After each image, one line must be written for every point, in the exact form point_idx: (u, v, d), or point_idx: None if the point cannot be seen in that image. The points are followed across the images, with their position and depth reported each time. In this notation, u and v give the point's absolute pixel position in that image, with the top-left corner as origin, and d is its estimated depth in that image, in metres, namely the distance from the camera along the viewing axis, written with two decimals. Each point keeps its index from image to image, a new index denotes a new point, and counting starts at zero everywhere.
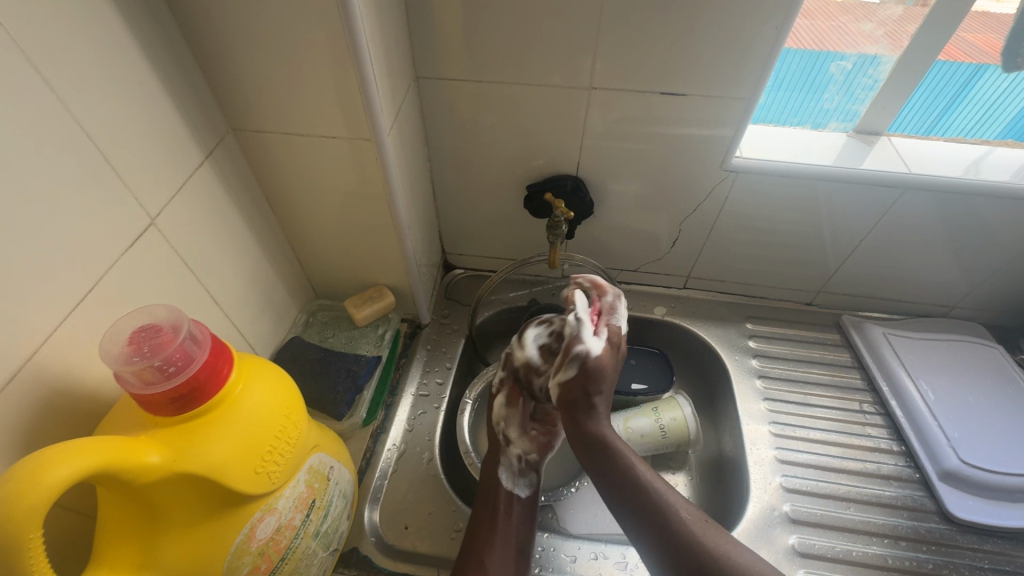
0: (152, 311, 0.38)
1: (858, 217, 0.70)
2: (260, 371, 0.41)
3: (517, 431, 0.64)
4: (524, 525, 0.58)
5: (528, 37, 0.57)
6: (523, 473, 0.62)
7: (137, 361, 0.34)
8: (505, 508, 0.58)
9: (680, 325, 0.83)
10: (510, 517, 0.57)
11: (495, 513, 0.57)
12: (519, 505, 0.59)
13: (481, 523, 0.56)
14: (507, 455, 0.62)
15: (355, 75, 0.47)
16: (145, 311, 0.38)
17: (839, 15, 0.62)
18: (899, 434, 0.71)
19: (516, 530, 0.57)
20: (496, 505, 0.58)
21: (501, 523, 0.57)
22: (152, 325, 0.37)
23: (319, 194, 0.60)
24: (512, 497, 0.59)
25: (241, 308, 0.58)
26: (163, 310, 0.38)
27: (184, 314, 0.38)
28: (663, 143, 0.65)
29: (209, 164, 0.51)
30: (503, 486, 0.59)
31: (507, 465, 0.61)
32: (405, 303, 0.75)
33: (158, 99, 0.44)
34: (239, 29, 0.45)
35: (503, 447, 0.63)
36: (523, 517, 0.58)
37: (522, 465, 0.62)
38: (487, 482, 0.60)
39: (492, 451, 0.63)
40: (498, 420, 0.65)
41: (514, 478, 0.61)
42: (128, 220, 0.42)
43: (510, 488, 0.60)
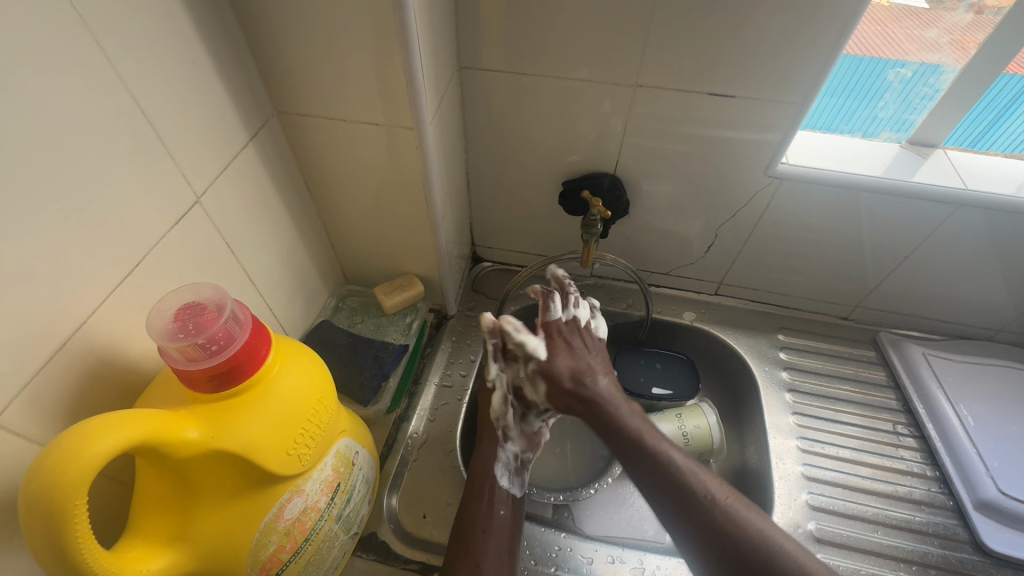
0: (195, 288, 0.38)
1: (904, 233, 0.67)
2: (295, 353, 0.42)
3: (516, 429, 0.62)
4: (513, 525, 0.57)
5: (575, 31, 0.56)
6: (516, 472, 0.61)
7: (182, 338, 0.34)
8: (499, 509, 0.57)
9: (708, 332, 0.81)
10: (500, 516, 0.56)
11: (489, 510, 0.56)
12: (510, 507, 0.58)
13: (477, 520, 0.55)
14: (503, 452, 0.61)
15: (401, 63, 0.47)
16: (188, 287, 0.38)
17: (900, 20, 0.59)
18: (934, 460, 0.68)
19: (508, 528, 0.56)
20: (492, 503, 0.57)
21: (497, 521, 0.56)
22: (196, 303, 0.37)
23: (357, 180, 0.60)
24: (505, 497, 0.58)
25: (275, 289, 0.59)
26: (207, 288, 0.38)
27: (227, 294, 0.38)
28: (706, 145, 0.63)
29: (253, 146, 0.51)
30: (499, 485, 0.58)
31: (502, 462, 0.60)
32: (433, 293, 0.75)
33: (209, 78, 0.44)
34: (290, 11, 0.45)
35: (502, 442, 0.61)
36: (511, 519, 0.57)
37: (516, 465, 0.61)
38: (479, 476, 0.59)
39: (490, 445, 0.61)
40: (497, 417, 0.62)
41: (509, 476, 0.60)
42: (175, 198, 0.43)
43: (507, 487, 0.59)
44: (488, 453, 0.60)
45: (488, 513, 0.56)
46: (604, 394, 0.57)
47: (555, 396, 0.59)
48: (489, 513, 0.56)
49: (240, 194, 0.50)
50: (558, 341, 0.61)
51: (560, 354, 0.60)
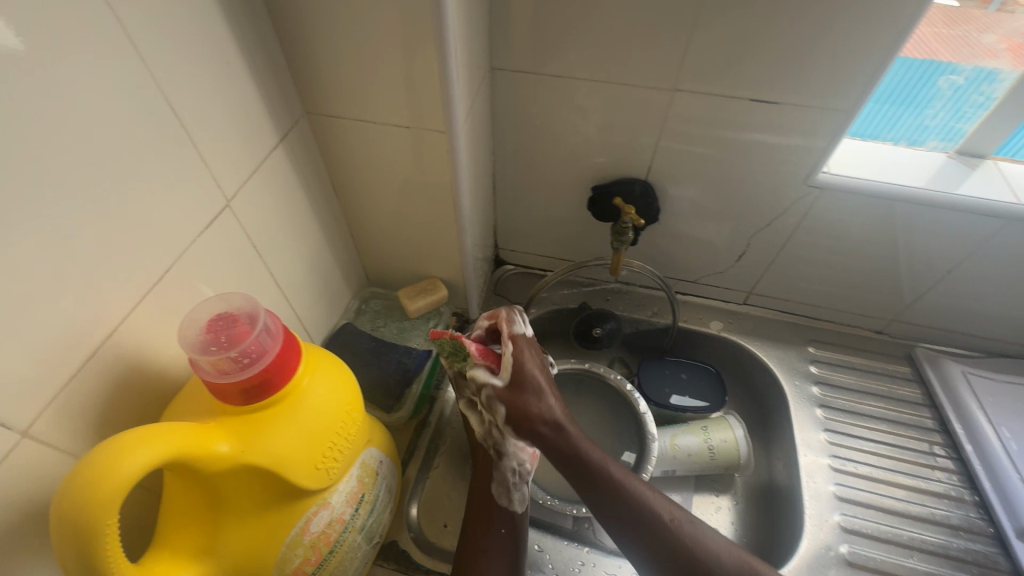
0: (228, 298, 0.37)
1: (948, 247, 0.64)
2: (324, 362, 0.41)
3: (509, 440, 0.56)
4: (513, 543, 0.55)
5: (613, 32, 0.54)
6: (516, 486, 0.56)
7: (214, 351, 0.33)
8: (498, 529, 0.55)
9: (735, 342, 0.79)
10: (499, 536, 0.54)
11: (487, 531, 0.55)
12: (511, 524, 0.55)
13: (475, 540, 0.54)
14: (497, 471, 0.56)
15: (436, 65, 0.45)
16: (217, 296, 0.37)
17: (963, 23, 0.55)
18: (973, 483, 0.65)
19: (507, 548, 0.54)
20: (489, 523, 0.55)
21: (495, 540, 0.54)
22: (228, 313, 0.36)
23: (384, 182, 0.58)
24: (505, 515, 0.55)
25: (300, 292, 0.58)
26: (239, 297, 0.37)
27: (258, 303, 0.37)
28: (744, 151, 0.61)
29: (282, 148, 0.50)
30: (499, 503, 0.56)
31: (496, 483, 0.56)
32: (456, 296, 0.74)
33: (241, 79, 0.43)
34: (324, 11, 0.44)
35: (496, 461, 0.55)
36: (512, 536, 0.55)
37: (516, 479, 0.55)
38: (476, 496, 0.57)
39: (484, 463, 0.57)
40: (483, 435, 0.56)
41: (505, 495, 0.56)
42: (206, 203, 0.42)
43: (506, 505, 0.56)
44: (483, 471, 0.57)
45: (485, 532, 0.55)
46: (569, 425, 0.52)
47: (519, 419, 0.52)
48: (488, 532, 0.55)
49: (269, 197, 0.49)
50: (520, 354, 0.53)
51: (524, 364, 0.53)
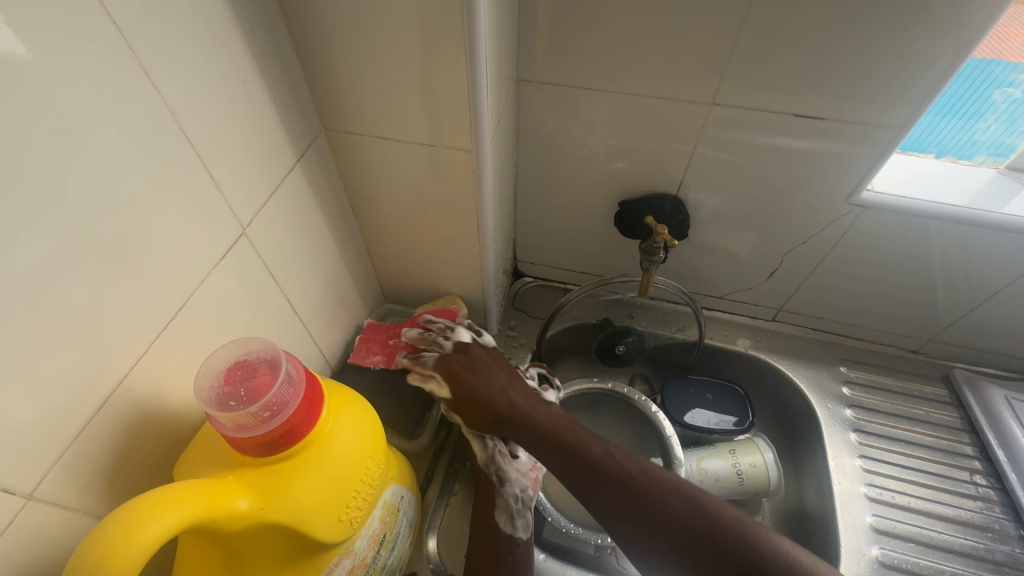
0: (245, 341, 0.34)
1: (997, 269, 0.61)
2: (347, 401, 0.39)
3: (510, 465, 0.55)
4: (522, 570, 0.53)
5: (649, 43, 0.51)
6: (519, 513, 0.55)
7: (235, 407, 0.31)
8: (508, 557, 0.53)
9: (764, 361, 0.76)
10: (507, 564, 0.52)
11: (495, 560, 0.52)
12: (518, 552, 0.53)
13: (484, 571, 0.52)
14: (502, 499, 0.54)
15: (463, 81, 0.43)
16: (235, 341, 0.34)
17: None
18: (1017, 515, 0.63)
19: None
20: (498, 552, 0.53)
21: (504, 569, 0.52)
22: (247, 361, 0.33)
23: (404, 200, 0.56)
24: (511, 542, 0.54)
25: (317, 315, 0.55)
26: (258, 341, 0.34)
27: (277, 347, 0.34)
28: (783, 167, 0.58)
29: (300, 167, 0.47)
30: (502, 530, 0.54)
31: (501, 510, 0.54)
32: (475, 313, 0.71)
33: (257, 99, 0.40)
34: (346, 24, 0.41)
35: (498, 488, 0.55)
36: (520, 563, 0.53)
37: (519, 506, 0.55)
38: (483, 523, 0.55)
39: (486, 491, 0.56)
40: (487, 461, 0.55)
41: (510, 522, 0.54)
42: (220, 232, 0.39)
43: (510, 531, 0.54)
44: (487, 498, 0.55)
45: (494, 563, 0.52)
46: (523, 402, 0.50)
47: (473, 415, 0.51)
48: (496, 560, 0.53)
49: (286, 220, 0.47)
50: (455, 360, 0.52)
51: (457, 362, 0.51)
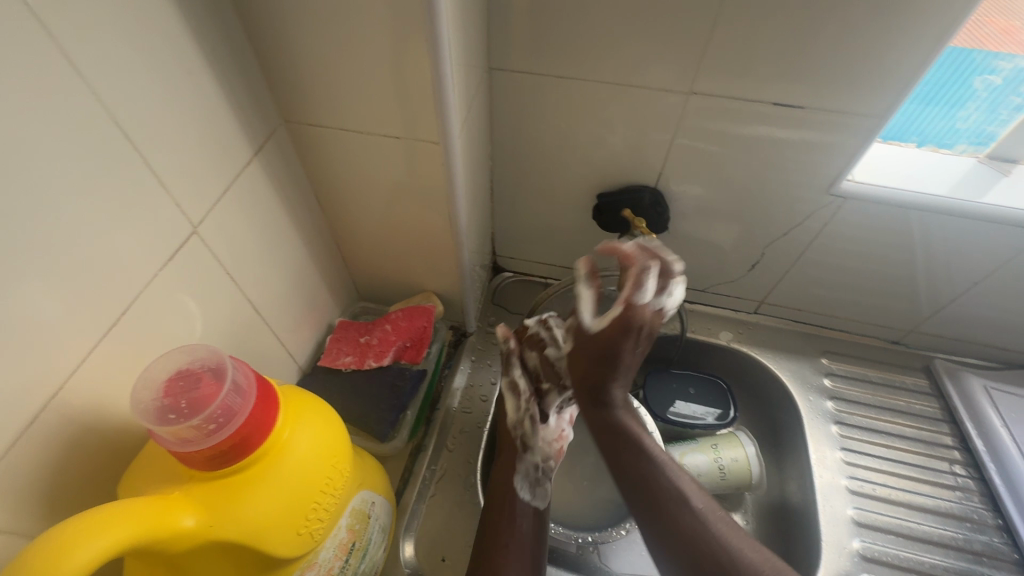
0: (191, 349, 0.32)
1: (977, 259, 0.60)
2: (307, 408, 0.37)
3: (536, 437, 0.59)
4: (536, 537, 0.54)
5: (624, 30, 0.49)
6: (538, 481, 0.58)
7: (175, 420, 0.29)
8: (520, 522, 0.54)
9: (746, 354, 0.75)
10: (522, 528, 0.53)
11: (510, 525, 0.53)
12: (533, 519, 0.55)
13: (501, 533, 0.52)
14: (523, 464, 0.58)
15: (428, 70, 0.41)
16: (184, 347, 0.32)
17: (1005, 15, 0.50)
18: (995, 505, 0.63)
19: (530, 541, 0.53)
20: (513, 518, 0.53)
21: (518, 534, 0.53)
22: (191, 370, 0.31)
23: (374, 195, 0.54)
24: (526, 508, 0.55)
25: (283, 316, 0.53)
26: (204, 348, 0.32)
27: (225, 354, 0.32)
28: (763, 157, 0.57)
29: (259, 161, 0.45)
30: (518, 499, 0.55)
31: (522, 475, 0.57)
32: (452, 310, 0.69)
33: (207, 90, 0.38)
34: (301, 9, 0.38)
35: (520, 453, 0.59)
36: (534, 531, 0.54)
37: (539, 474, 0.58)
38: (499, 490, 0.56)
39: (508, 456, 0.59)
40: (516, 424, 0.60)
41: (529, 488, 0.57)
42: (168, 231, 0.37)
43: (526, 500, 0.56)
44: (508, 461, 0.58)
45: (510, 526, 0.53)
46: (619, 393, 0.51)
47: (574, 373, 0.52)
48: (511, 525, 0.53)
49: (244, 217, 0.44)
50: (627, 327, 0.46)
51: (613, 335, 0.47)
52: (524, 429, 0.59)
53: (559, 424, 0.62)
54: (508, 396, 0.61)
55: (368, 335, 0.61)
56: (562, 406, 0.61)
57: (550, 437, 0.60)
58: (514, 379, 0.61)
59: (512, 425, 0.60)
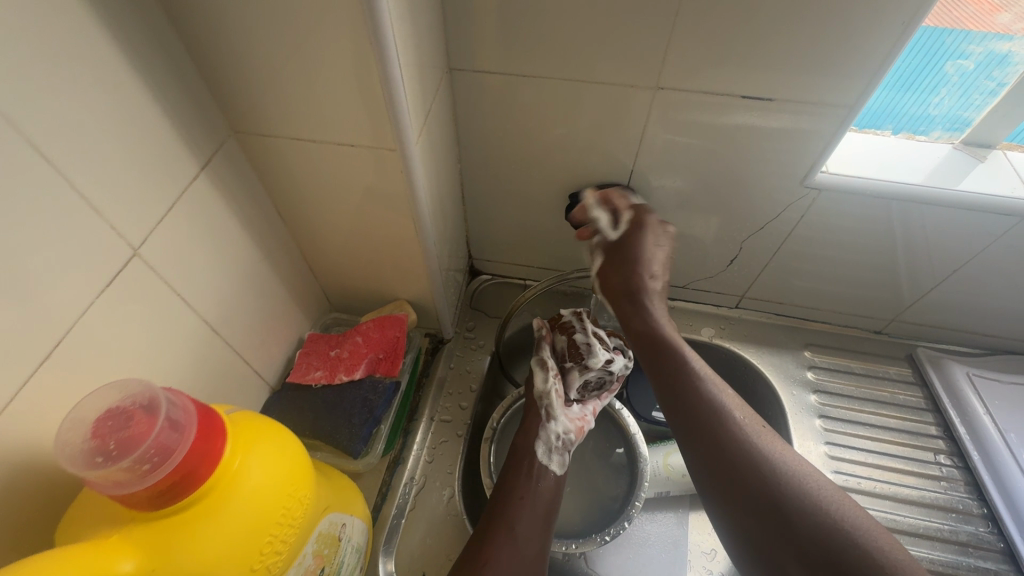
0: (123, 385, 0.30)
1: (956, 246, 0.59)
2: (260, 435, 0.35)
3: (562, 410, 0.62)
4: (551, 500, 0.57)
5: (586, 26, 0.48)
6: (559, 450, 0.61)
7: (105, 463, 0.27)
8: (537, 481, 0.57)
9: (728, 350, 0.74)
10: (539, 489, 0.57)
11: (529, 480, 0.57)
12: (549, 482, 0.58)
13: (516, 489, 0.56)
14: (546, 431, 0.60)
15: (377, 75, 0.39)
16: (116, 382, 0.30)
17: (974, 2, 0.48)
18: (980, 493, 0.62)
19: (544, 502, 0.56)
20: (531, 475, 0.57)
21: (534, 494, 0.56)
22: (121, 410, 0.29)
23: (336, 204, 0.52)
24: (545, 472, 0.58)
25: (245, 334, 0.51)
26: (136, 384, 0.30)
27: (159, 389, 0.30)
28: (734, 151, 0.55)
29: (207, 175, 0.43)
30: (537, 460, 0.59)
31: (545, 440, 0.60)
32: (427, 317, 0.68)
33: (141, 104, 0.36)
34: (239, 16, 0.36)
35: (543, 422, 0.61)
36: (551, 494, 0.57)
37: (560, 444, 0.61)
38: (521, 453, 0.59)
39: (531, 424, 0.61)
40: (541, 395, 0.62)
41: (550, 454, 0.60)
42: (106, 256, 0.35)
43: (544, 464, 0.59)
44: (530, 427, 0.61)
45: (528, 481, 0.57)
46: (653, 305, 0.58)
47: (614, 285, 0.59)
48: (527, 484, 0.57)
49: (193, 234, 0.42)
50: (648, 231, 0.57)
51: (642, 242, 0.57)
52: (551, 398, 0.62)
53: (582, 408, 0.65)
54: (536, 369, 0.64)
55: (339, 348, 0.60)
56: (587, 391, 0.65)
57: (571, 413, 0.63)
58: (546, 355, 0.64)
59: (537, 397, 0.63)
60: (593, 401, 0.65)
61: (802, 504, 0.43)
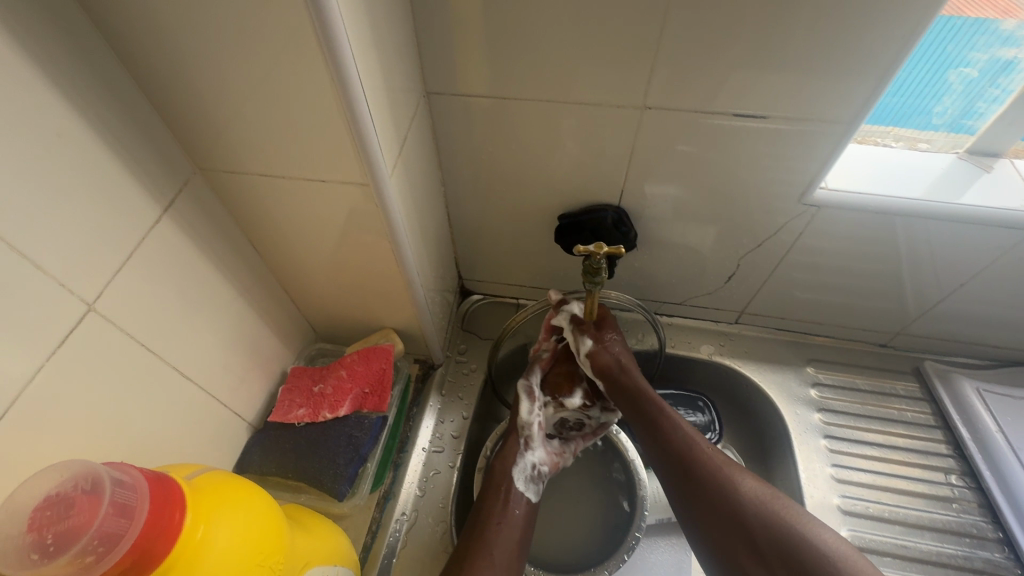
0: (63, 466, 0.29)
1: (965, 259, 0.57)
2: (224, 502, 0.33)
3: (540, 441, 0.61)
4: (527, 527, 0.55)
5: (564, 45, 0.45)
6: (535, 478, 0.59)
7: (45, 558, 0.26)
8: (513, 507, 0.55)
9: (729, 367, 0.72)
10: (515, 516, 0.55)
11: (504, 506, 0.55)
12: (525, 510, 0.56)
13: (492, 514, 0.54)
14: (525, 460, 0.59)
15: (341, 111, 0.37)
16: (56, 465, 0.28)
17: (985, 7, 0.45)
18: (994, 516, 0.60)
19: (520, 528, 0.54)
20: (507, 503, 0.55)
21: (510, 520, 0.54)
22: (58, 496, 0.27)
23: (311, 238, 0.50)
24: (521, 499, 0.56)
25: (220, 375, 0.49)
26: (77, 466, 0.29)
27: (101, 470, 0.29)
28: (726, 169, 0.53)
29: (169, 218, 0.41)
30: (514, 486, 0.57)
31: (523, 469, 0.58)
32: (415, 345, 0.66)
33: (89, 152, 0.34)
34: (191, 56, 0.35)
35: (522, 450, 0.59)
36: (526, 520, 0.55)
37: (536, 474, 0.59)
38: (500, 477, 0.57)
39: (511, 448, 0.59)
40: (524, 423, 0.61)
41: (527, 482, 0.58)
42: (55, 314, 0.34)
43: (521, 491, 0.57)
44: (510, 454, 0.59)
45: (503, 508, 0.55)
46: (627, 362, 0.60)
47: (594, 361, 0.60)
48: (504, 510, 0.55)
49: (156, 279, 0.41)
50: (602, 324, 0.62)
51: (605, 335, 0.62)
52: (532, 427, 0.61)
53: (561, 447, 0.63)
54: (524, 397, 0.62)
55: (323, 383, 0.57)
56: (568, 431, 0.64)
57: (549, 445, 0.62)
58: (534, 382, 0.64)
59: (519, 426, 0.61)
60: (574, 444, 0.64)
61: (786, 541, 0.46)
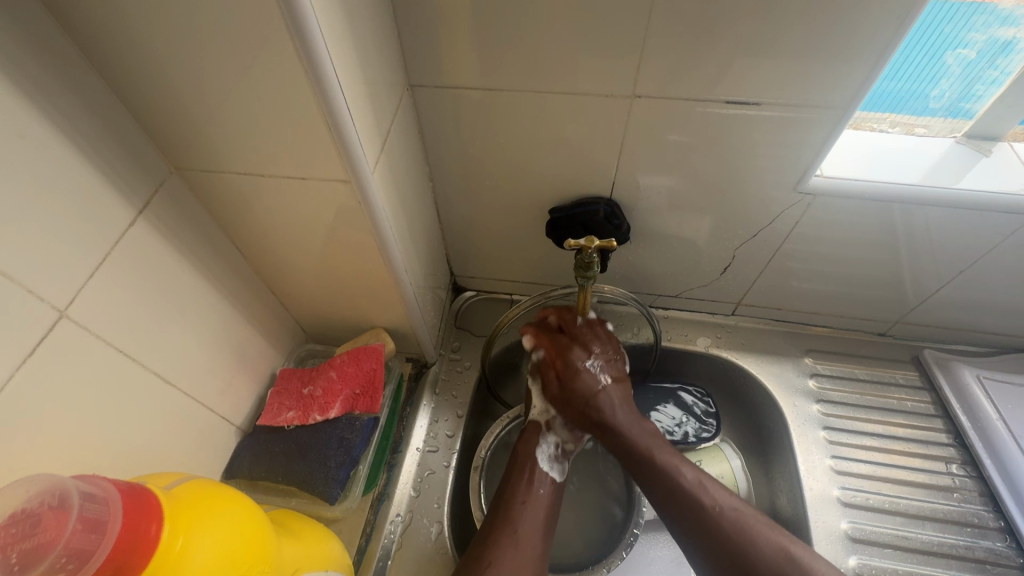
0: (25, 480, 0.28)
1: (964, 246, 0.56)
2: (203, 512, 0.32)
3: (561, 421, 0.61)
4: (553, 505, 0.55)
5: (550, 33, 0.44)
6: (558, 458, 0.58)
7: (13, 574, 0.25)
8: (537, 487, 0.55)
9: (726, 360, 0.71)
10: (540, 495, 0.54)
11: (528, 485, 0.54)
12: (550, 489, 0.56)
13: (516, 493, 0.54)
14: (546, 440, 0.58)
15: (318, 106, 0.36)
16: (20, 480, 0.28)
17: None
18: (996, 505, 0.60)
19: (547, 505, 0.54)
20: (531, 480, 0.55)
21: (536, 498, 0.54)
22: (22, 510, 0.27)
23: (295, 237, 0.48)
24: (545, 478, 0.56)
25: (206, 379, 0.48)
26: (43, 480, 0.28)
27: (70, 483, 0.28)
28: (719, 158, 0.52)
29: (144, 219, 0.40)
30: (539, 466, 0.56)
31: (546, 449, 0.58)
32: (407, 343, 0.65)
33: (55, 153, 0.33)
34: (159, 51, 0.33)
35: (543, 429, 0.59)
36: (552, 499, 0.55)
37: (559, 453, 0.59)
38: (522, 458, 0.57)
39: (532, 431, 0.59)
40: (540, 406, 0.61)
41: (550, 461, 0.57)
42: (24, 322, 0.32)
43: (546, 471, 0.56)
44: (531, 436, 0.59)
45: (528, 486, 0.54)
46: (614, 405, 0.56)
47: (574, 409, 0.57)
48: (528, 489, 0.54)
49: (133, 283, 0.39)
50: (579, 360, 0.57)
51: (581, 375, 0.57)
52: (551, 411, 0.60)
53: None
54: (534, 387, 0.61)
55: (313, 385, 0.56)
56: None
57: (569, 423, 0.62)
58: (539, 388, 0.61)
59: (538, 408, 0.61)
60: None
61: None
